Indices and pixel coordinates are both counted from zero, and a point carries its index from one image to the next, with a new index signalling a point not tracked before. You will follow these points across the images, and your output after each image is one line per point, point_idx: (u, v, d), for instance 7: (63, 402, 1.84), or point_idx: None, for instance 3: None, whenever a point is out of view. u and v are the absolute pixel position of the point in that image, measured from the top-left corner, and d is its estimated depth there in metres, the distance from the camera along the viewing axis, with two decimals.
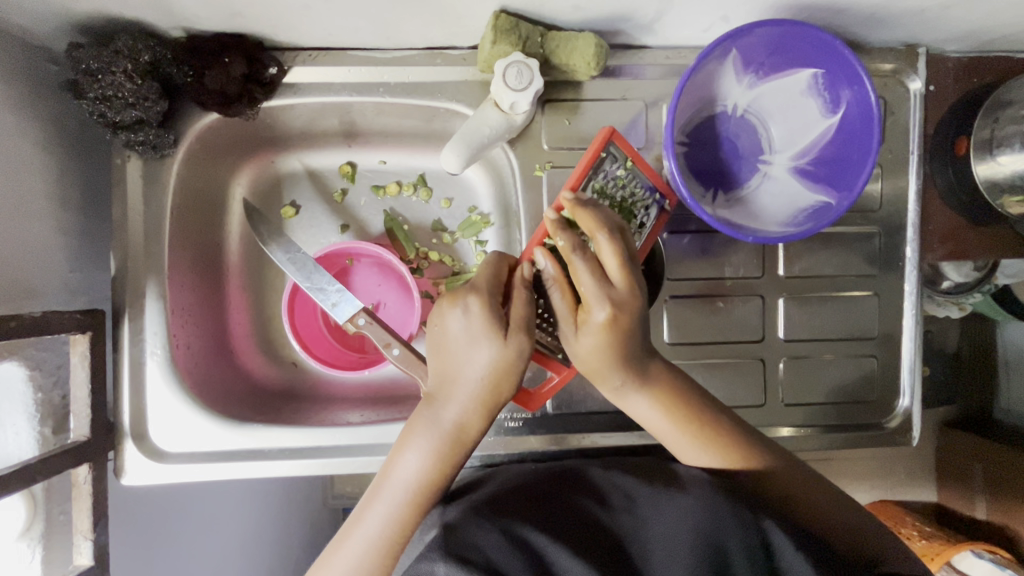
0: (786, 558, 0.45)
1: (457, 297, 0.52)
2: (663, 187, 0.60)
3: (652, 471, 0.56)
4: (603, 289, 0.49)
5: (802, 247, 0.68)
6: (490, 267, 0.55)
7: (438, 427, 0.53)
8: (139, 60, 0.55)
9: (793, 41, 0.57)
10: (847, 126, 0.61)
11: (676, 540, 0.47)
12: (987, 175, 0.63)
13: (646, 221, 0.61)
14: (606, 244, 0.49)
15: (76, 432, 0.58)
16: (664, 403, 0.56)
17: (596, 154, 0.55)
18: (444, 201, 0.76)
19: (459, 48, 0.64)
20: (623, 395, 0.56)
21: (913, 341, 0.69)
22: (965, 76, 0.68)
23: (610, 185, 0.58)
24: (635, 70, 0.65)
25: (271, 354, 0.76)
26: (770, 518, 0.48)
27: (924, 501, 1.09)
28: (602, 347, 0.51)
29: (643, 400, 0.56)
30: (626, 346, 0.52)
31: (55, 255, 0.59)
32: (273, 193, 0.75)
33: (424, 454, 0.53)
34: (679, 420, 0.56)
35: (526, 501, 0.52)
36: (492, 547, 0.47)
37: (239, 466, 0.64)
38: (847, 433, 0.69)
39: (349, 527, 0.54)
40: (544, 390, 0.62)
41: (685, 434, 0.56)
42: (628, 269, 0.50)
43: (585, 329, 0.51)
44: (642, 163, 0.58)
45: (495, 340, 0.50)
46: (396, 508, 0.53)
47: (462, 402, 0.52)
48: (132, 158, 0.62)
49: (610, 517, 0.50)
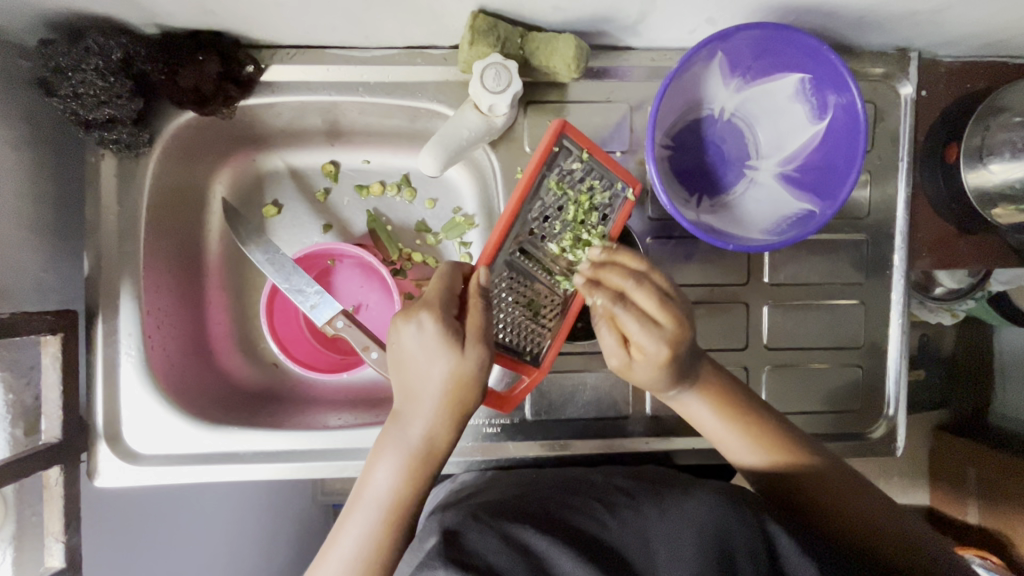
0: (792, 561, 0.45)
1: (410, 313, 0.51)
2: (625, 176, 0.57)
3: (656, 484, 0.55)
4: (652, 331, 0.51)
5: (788, 254, 0.67)
6: (444, 278, 0.54)
7: (406, 443, 0.53)
8: (111, 57, 0.54)
9: (780, 45, 0.56)
10: (834, 132, 0.59)
11: (681, 544, 0.46)
12: (976, 184, 0.62)
13: (608, 214, 0.58)
14: (638, 292, 0.52)
15: (48, 433, 0.57)
16: (715, 402, 0.57)
17: (548, 149, 0.53)
18: (428, 201, 0.75)
19: (441, 47, 0.63)
20: (676, 399, 0.58)
21: (900, 350, 0.68)
22: (958, 81, 0.66)
23: (566, 179, 0.56)
24: (620, 72, 0.64)
25: (250, 355, 0.75)
26: (776, 523, 0.47)
27: (915, 506, 1.08)
28: (658, 377, 0.54)
29: (695, 401, 0.57)
30: (680, 365, 0.54)
31: (26, 255, 0.58)
32: (255, 192, 0.74)
33: (394, 470, 0.53)
34: (732, 420, 0.56)
35: (528, 507, 0.52)
36: (493, 552, 0.46)
37: (213, 469, 0.63)
38: (830, 442, 0.68)
39: (328, 545, 0.54)
40: (516, 393, 0.59)
41: (732, 432, 0.56)
42: (670, 304, 0.52)
43: (640, 364, 0.54)
44: (600, 154, 0.56)
45: (453, 353, 0.50)
46: (371, 524, 0.52)
47: (428, 415, 0.52)
48: (106, 156, 0.61)
49: (614, 525, 0.49)
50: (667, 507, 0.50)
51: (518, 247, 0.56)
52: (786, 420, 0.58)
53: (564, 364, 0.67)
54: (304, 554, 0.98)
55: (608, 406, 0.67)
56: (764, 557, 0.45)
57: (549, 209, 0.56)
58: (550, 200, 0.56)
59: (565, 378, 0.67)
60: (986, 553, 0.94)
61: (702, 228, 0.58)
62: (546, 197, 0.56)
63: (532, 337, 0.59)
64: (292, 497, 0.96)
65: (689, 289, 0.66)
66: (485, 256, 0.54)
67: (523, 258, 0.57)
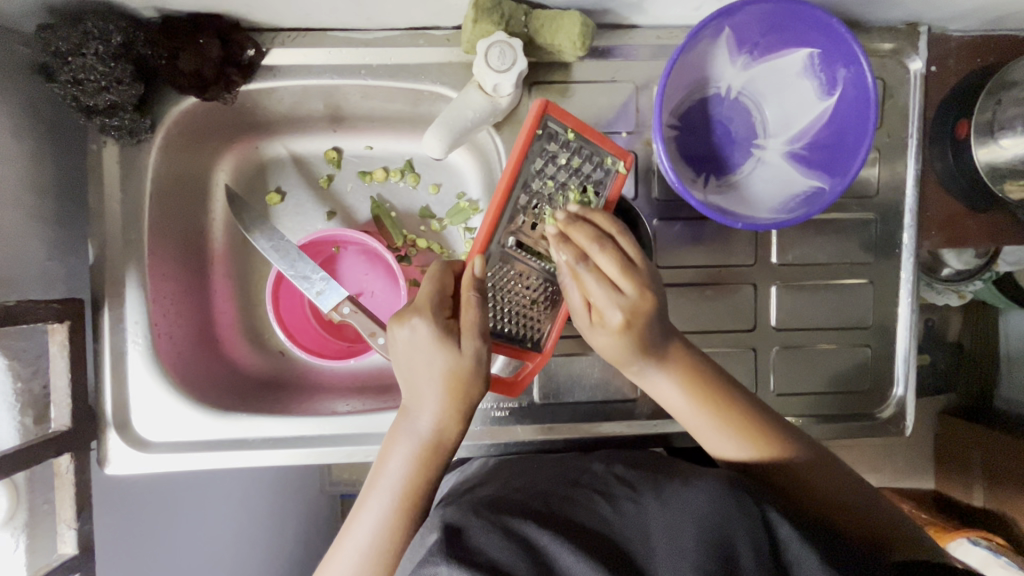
0: (794, 550, 0.46)
1: (404, 316, 0.52)
2: (618, 149, 0.56)
3: (655, 474, 0.55)
4: (612, 300, 0.51)
5: (796, 234, 0.66)
6: (434, 280, 0.53)
7: (417, 434, 0.53)
8: (111, 42, 0.54)
9: (787, 20, 0.56)
10: (842, 108, 0.58)
11: (683, 537, 0.45)
12: (987, 160, 0.62)
13: (603, 189, 0.57)
14: (602, 254, 0.51)
15: (57, 422, 0.57)
16: (685, 380, 0.56)
17: (533, 131, 0.52)
18: (432, 186, 0.74)
19: (443, 28, 0.62)
20: (645, 375, 0.56)
21: (908, 330, 0.68)
22: (968, 56, 0.65)
23: (553, 163, 0.55)
24: (625, 50, 0.63)
25: (257, 344, 0.75)
26: (774, 509, 0.48)
27: (923, 489, 1.09)
28: (618, 348, 0.54)
29: (663, 377, 0.56)
30: (638, 344, 0.53)
31: (32, 243, 0.58)
32: (258, 179, 0.74)
33: (404, 461, 0.54)
34: (703, 400, 0.56)
35: (529, 500, 0.52)
36: (496, 547, 0.45)
37: (223, 456, 0.63)
38: (839, 423, 0.68)
39: (341, 537, 0.54)
40: (521, 378, 0.59)
41: (705, 413, 0.56)
42: (633, 272, 0.51)
43: (599, 332, 0.54)
44: (587, 132, 0.55)
45: (449, 350, 0.50)
46: (383, 514, 0.53)
47: (434, 408, 0.52)
48: (109, 143, 0.61)
49: (617, 520, 0.48)
50: (669, 498, 0.50)
51: (510, 235, 0.55)
52: (777, 416, 0.58)
53: (571, 348, 0.66)
54: (312, 541, 0.99)
55: (616, 390, 0.67)
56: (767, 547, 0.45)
57: (537, 195, 0.55)
58: (538, 185, 0.55)
59: (572, 361, 0.67)
60: (993, 535, 0.93)
61: (710, 207, 0.57)
62: (534, 182, 0.54)
63: (530, 325, 0.59)
64: (301, 485, 0.97)
65: (696, 271, 0.66)
66: (477, 247, 0.53)
67: (514, 248, 0.56)
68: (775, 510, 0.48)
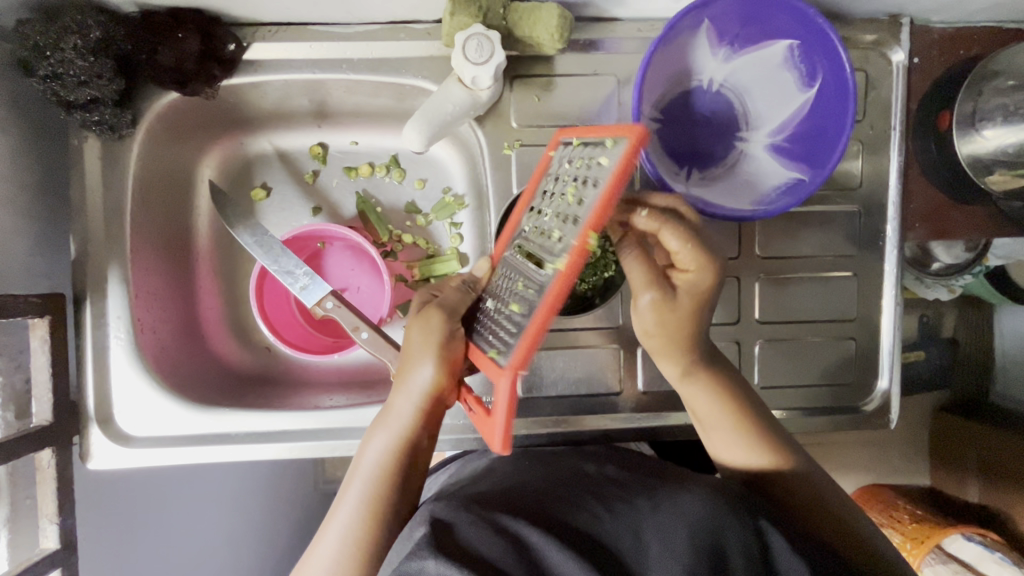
0: (783, 558, 0.46)
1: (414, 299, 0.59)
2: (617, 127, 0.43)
3: (644, 476, 0.55)
4: (702, 238, 0.51)
5: (779, 227, 0.66)
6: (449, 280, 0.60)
7: (394, 420, 0.54)
8: (89, 35, 0.54)
9: (766, 10, 0.56)
10: (824, 99, 0.58)
11: (673, 540, 0.45)
12: (970, 152, 0.61)
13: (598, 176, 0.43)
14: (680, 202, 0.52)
15: (39, 416, 0.58)
16: (718, 392, 0.57)
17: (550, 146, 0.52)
18: (418, 182, 0.74)
19: (424, 22, 0.62)
20: (687, 378, 0.57)
21: (893, 323, 0.68)
22: (951, 48, 0.65)
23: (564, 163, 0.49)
24: (606, 44, 0.63)
25: (244, 340, 0.75)
26: (766, 519, 0.49)
27: (915, 485, 1.08)
28: (696, 306, 0.53)
29: (700, 390, 0.57)
30: (702, 313, 0.54)
31: (13, 238, 0.59)
32: (243, 175, 0.74)
33: (383, 448, 0.54)
34: (735, 412, 0.57)
35: (521, 499, 0.51)
36: (486, 544, 0.45)
37: (208, 451, 0.63)
38: (824, 417, 0.68)
39: (320, 532, 0.53)
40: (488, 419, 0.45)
41: (733, 429, 0.57)
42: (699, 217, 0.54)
43: (683, 288, 0.53)
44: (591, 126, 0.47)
45: (417, 323, 0.53)
46: (361, 503, 0.52)
47: (401, 388, 0.53)
48: (90, 138, 0.61)
49: (608, 517, 0.48)
50: (660, 500, 0.50)
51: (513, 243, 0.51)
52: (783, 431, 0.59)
53: (554, 342, 0.66)
54: None
55: (600, 384, 0.67)
56: (757, 554, 0.46)
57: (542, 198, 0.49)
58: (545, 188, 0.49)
59: (556, 355, 0.67)
60: (986, 531, 0.93)
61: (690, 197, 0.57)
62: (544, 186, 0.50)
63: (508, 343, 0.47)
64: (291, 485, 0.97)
65: None
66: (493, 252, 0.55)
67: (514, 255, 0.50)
68: (769, 521, 0.49)
